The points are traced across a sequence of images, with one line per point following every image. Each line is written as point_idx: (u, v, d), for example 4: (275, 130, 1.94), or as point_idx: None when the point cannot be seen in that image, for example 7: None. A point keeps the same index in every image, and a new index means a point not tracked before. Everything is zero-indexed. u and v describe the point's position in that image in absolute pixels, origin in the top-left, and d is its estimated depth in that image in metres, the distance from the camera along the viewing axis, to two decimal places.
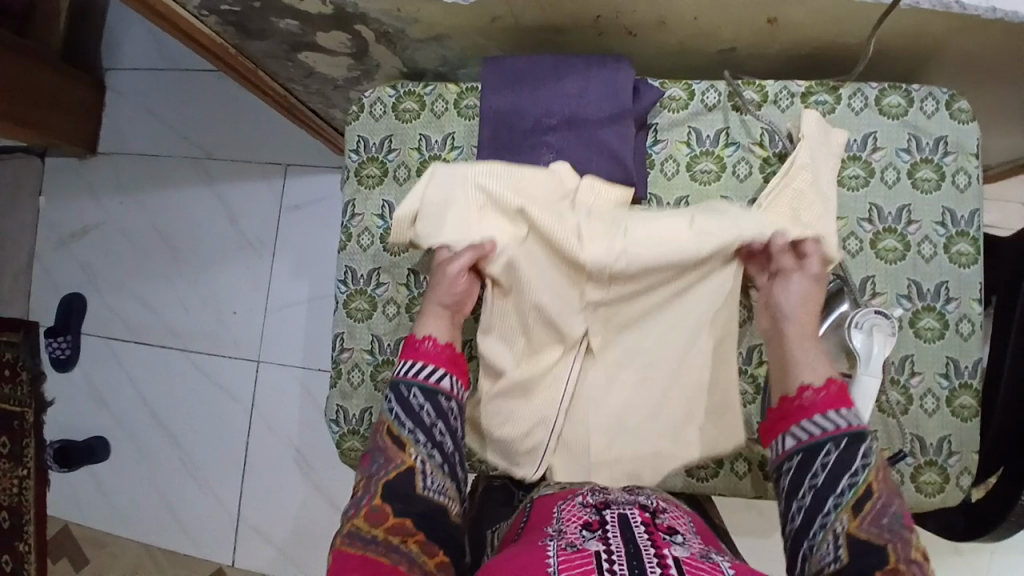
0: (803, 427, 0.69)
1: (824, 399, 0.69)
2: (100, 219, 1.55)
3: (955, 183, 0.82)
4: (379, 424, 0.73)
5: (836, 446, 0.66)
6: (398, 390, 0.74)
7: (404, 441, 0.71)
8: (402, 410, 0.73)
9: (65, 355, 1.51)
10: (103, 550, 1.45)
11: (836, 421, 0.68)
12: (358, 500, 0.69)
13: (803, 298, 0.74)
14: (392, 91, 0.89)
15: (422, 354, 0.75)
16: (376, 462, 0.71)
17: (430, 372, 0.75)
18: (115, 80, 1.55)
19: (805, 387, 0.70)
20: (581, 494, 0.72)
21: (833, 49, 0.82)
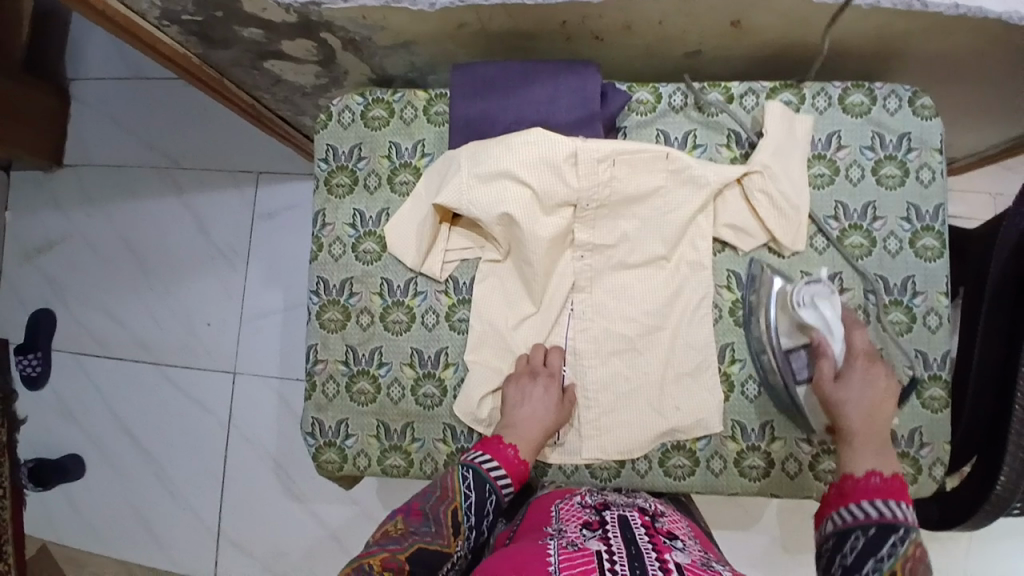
0: (841, 512, 0.65)
1: (864, 487, 0.65)
2: (68, 232, 1.52)
3: (918, 178, 0.83)
4: (446, 495, 0.71)
5: (864, 532, 0.62)
6: (481, 483, 0.73)
7: (461, 531, 0.70)
8: (476, 503, 0.72)
9: (35, 373, 1.48)
10: (81, 570, 1.42)
11: (876, 509, 0.63)
12: (384, 542, 0.66)
13: (875, 396, 0.71)
14: (361, 98, 0.88)
15: (506, 462, 0.75)
16: (426, 524, 0.69)
17: (504, 482, 0.75)
18: (79, 90, 1.52)
19: (873, 472, 0.66)
20: (578, 495, 0.76)
21: (796, 49, 0.83)
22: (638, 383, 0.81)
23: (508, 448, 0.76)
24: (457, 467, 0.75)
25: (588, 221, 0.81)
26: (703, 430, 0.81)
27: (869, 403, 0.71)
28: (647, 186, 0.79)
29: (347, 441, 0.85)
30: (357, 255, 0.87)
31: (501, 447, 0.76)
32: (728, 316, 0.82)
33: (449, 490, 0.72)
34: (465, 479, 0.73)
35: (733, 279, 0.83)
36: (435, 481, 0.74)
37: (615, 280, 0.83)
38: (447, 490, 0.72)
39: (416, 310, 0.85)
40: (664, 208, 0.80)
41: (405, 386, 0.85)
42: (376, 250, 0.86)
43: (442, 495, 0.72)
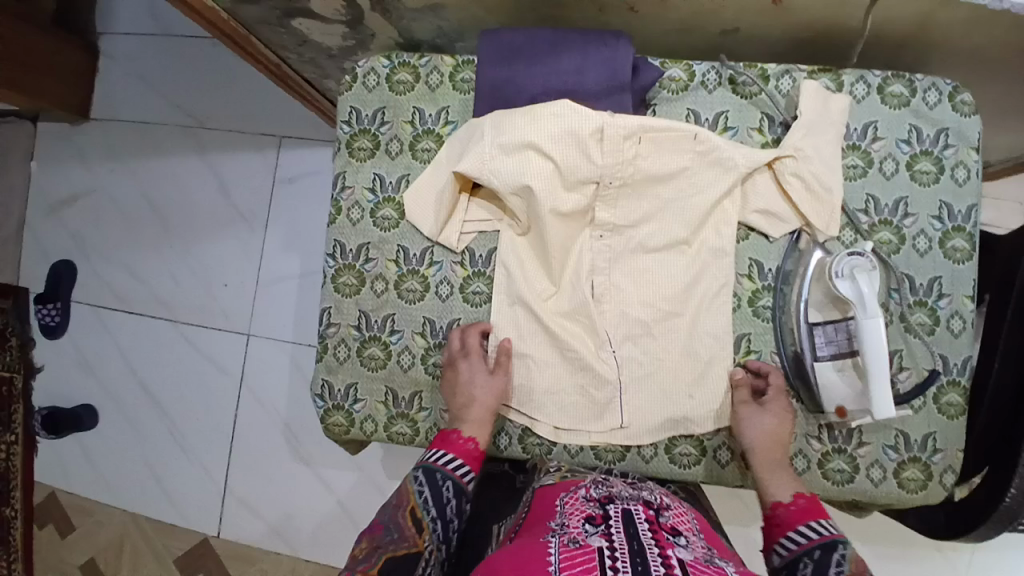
0: (783, 543, 0.68)
1: (793, 513, 0.69)
2: (92, 186, 1.53)
3: (953, 177, 0.81)
4: (401, 501, 0.71)
5: (812, 557, 0.64)
6: (433, 475, 0.72)
7: (424, 526, 0.69)
8: (432, 496, 0.71)
9: (53, 323, 1.50)
10: (90, 518, 1.45)
11: (814, 532, 0.66)
12: (355, 563, 0.65)
13: (781, 425, 0.76)
14: (387, 61, 0.87)
15: (456, 448, 0.75)
16: (389, 534, 0.68)
17: (463, 470, 0.74)
18: (108, 45, 1.52)
19: (777, 502, 0.71)
20: (583, 488, 0.73)
21: (836, 33, 0.80)
22: (650, 367, 0.80)
23: (454, 433, 0.77)
24: (409, 470, 0.74)
25: (610, 199, 0.79)
26: (714, 418, 0.80)
27: (777, 429, 0.75)
28: (675, 166, 0.77)
29: (355, 406, 0.85)
30: (375, 221, 0.86)
31: (447, 436, 0.77)
32: (748, 306, 0.81)
33: (403, 496, 0.71)
34: (417, 479, 0.72)
35: (755, 267, 0.81)
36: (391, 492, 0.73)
37: (634, 261, 0.81)
38: (401, 497, 0.71)
39: (431, 280, 0.85)
40: (689, 191, 0.78)
41: (415, 355, 0.84)
42: (394, 217, 0.86)
43: (398, 502, 0.71)
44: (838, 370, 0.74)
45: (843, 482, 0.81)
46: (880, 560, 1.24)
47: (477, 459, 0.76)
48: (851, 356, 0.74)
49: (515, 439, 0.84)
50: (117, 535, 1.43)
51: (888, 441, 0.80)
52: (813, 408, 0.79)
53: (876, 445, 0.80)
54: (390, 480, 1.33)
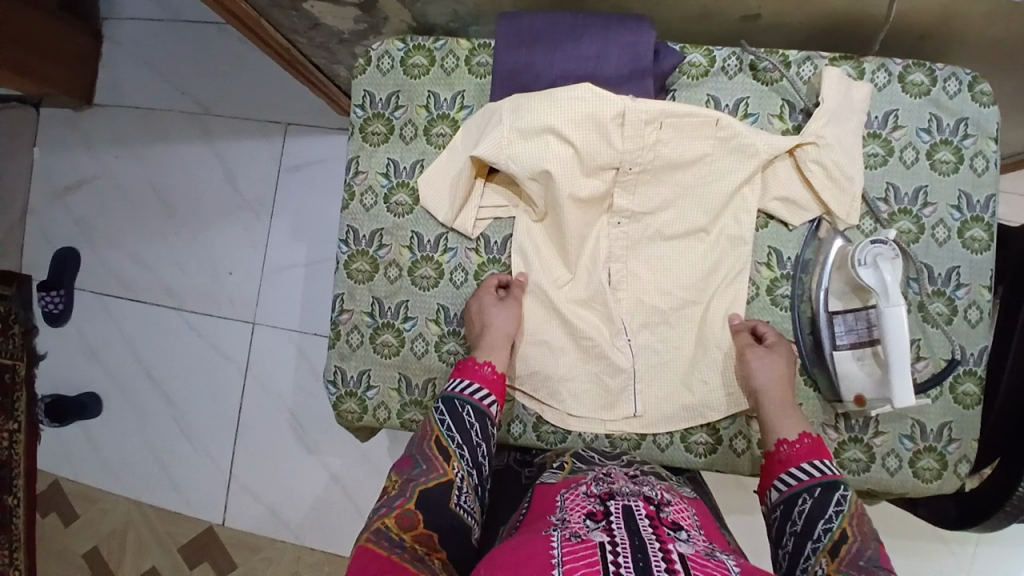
0: (781, 480, 0.68)
1: (797, 452, 0.69)
2: (95, 172, 1.51)
3: (973, 166, 0.80)
4: (426, 434, 0.71)
5: (809, 495, 0.65)
6: (453, 405, 0.73)
7: (452, 453, 0.69)
8: (455, 424, 0.71)
9: (57, 310, 1.49)
10: (93, 506, 1.45)
11: (816, 470, 0.67)
12: (390, 500, 0.66)
13: (787, 368, 0.75)
14: (402, 45, 0.86)
15: (474, 374, 0.75)
16: (419, 467, 0.68)
17: (486, 397, 0.74)
18: (112, 30, 1.50)
19: (782, 441, 0.71)
20: (584, 484, 0.72)
21: (858, 21, 0.79)
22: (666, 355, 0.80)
23: (475, 360, 0.76)
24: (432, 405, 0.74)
25: (628, 186, 0.79)
26: (730, 406, 0.79)
27: (782, 372, 0.74)
28: (693, 154, 0.76)
29: (368, 392, 0.85)
30: (388, 207, 0.85)
31: (466, 363, 0.77)
32: (765, 294, 0.80)
33: (428, 429, 0.72)
34: (439, 412, 0.73)
35: (774, 256, 0.80)
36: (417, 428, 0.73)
37: (650, 249, 0.81)
38: (425, 430, 0.72)
39: (445, 266, 0.84)
40: (706, 179, 0.78)
41: (429, 342, 0.84)
42: (409, 203, 0.85)
43: (423, 435, 0.71)
44: (858, 359, 0.74)
45: (859, 471, 0.80)
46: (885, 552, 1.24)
47: (496, 382, 0.76)
48: (871, 346, 0.73)
49: (529, 426, 0.84)
50: (120, 522, 1.43)
51: (904, 431, 0.80)
52: (830, 397, 0.79)
53: (891, 434, 0.80)
54: None
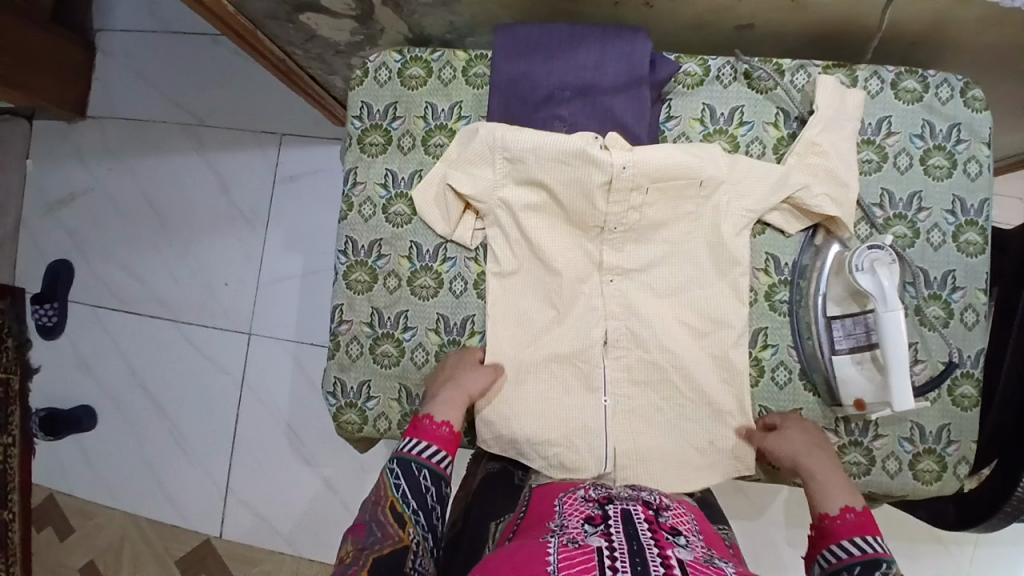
0: (828, 553, 0.66)
1: (841, 526, 0.66)
2: (89, 184, 1.51)
3: (966, 171, 0.80)
4: (380, 497, 0.68)
5: (853, 574, 0.63)
6: (408, 466, 0.70)
7: (406, 519, 0.67)
8: (410, 487, 0.69)
9: (51, 323, 1.48)
10: (89, 520, 1.43)
11: (860, 547, 0.64)
12: (343, 571, 0.63)
13: (812, 440, 0.75)
14: (399, 56, 0.86)
15: (429, 435, 0.73)
16: (372, 534, 0.66)
17: (438, 457, 0.72)
18: (106, 42, 1.50)
19: (845, 509, 0.68)
20: (582, 488, 0.73)
21: (850, 29, 0.81)
22: (667, 363, 0.79)
23: (426, 417, 0.74)
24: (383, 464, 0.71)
25: (626, 193, 0.79)
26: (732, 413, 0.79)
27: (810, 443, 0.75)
28: (690, 162, 0.76)
29: (368, 403, 0.84)
30: (387, 217, 0.85)
31: (418, 421, 0.74)
32: (764, 300, 0.81)
33: (380, 492, 0.69)
34: (392, 471, 0.70)
35: (772, 262, 0.81)
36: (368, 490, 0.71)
37: (647, 257, 0.81)
38: (378, 493, 0.69)
39: (444, 276, 0.84)
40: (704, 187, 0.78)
41: (429, 352, 0.84)
42: (407, 213, 0.85)
43: (376, 499, 0.69)
44: (856, 364, 0.75)
45: (859, 474, 0.81)
46: None
47: (454, 444, 0.74)
48: (869, 350, 0.74)
49: None
50: (116, 537, 1.42)
51: (903, 433, 0.80)
52: (830, 402, 0.79)
53: (890, 438, 0.80)
54: None
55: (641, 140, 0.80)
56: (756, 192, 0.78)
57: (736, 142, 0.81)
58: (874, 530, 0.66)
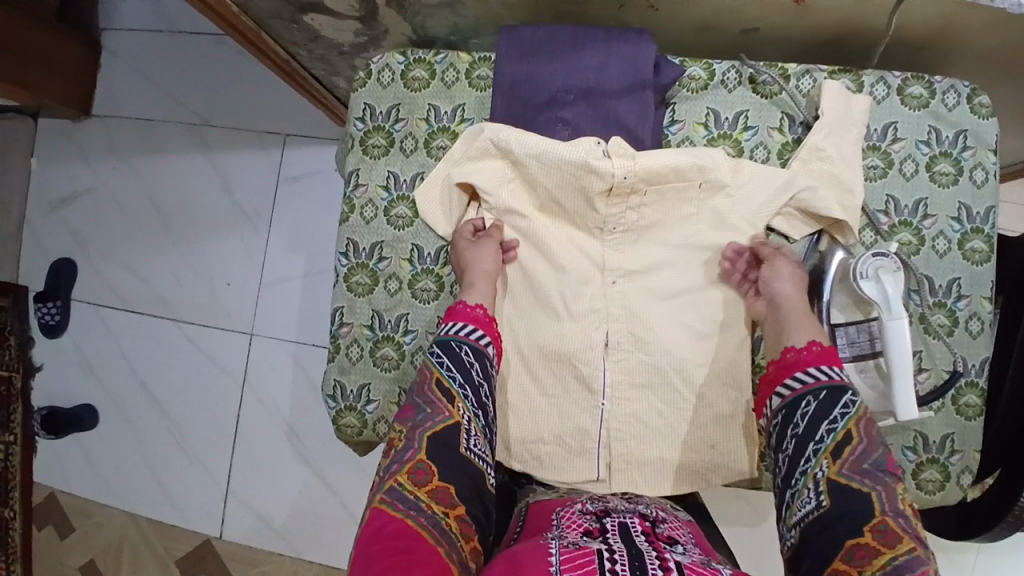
0: (786, 384, 0.69)
1: (806, 356, 0.69)
2: (93, 184, 1.51)
3: (972, 178, 0.80)
4: (425, 376, 0.71)
5: (814, 398, 0.66)
6: (449, 345, 0.73)
7: (455, 394, 0.69)
8: (453, 362, 0.71)
9: (53, 322, 1.48)
10: (89, 519, 1.43)
11: (826, 374, 0.67)
12: (399, 455, 0.65)
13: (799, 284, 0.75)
14: (402, 57, 0.86)
15: (465, 316, 0.75)
16: (422, 413, 0.68)
17: (480, 336, 0.74)
18: (111, 42, 1.50)
19: (789, 348, 0.70)
20: (579, 502, 0.73)
21: (856, 34, 0.80)
22: (668, 369, 0.79)
23: (460, 303, 0.77)
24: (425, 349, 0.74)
25: (628, 197, 0.78)
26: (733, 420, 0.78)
27: (797, 286, 0.75)
28: (694, 166, 0.76)
29: (368, 407, 0.84)
30: (389, 219, 0.85)
31: (455, 308, 0.77)
32: None
33: (426, 373, 0.71)
34: (434, 353, 0.73)
35: None
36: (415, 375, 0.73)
37: (649, 261, 0.80)
38: (423, 374, 0.71)
39: (446, 279, 0.84)
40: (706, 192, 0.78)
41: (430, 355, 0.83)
42: (409, 215, 0.84)
43: (422, 379, 0.71)
44: (860, 372, 0.74)
45: None
46: None
47: (489, 322, 0.76)
48: (873, 358, 0.73)
49: None
50: (116, 536, 1.41)
51: (906, 442, 0.80)
52: None
53: (893, 447, 0.80)
54: None
55: (645, 145, 0.79)
56: (759, 197, 0.78)
57: (741, 147, 0.81)
58: (837, 364, 0.69)
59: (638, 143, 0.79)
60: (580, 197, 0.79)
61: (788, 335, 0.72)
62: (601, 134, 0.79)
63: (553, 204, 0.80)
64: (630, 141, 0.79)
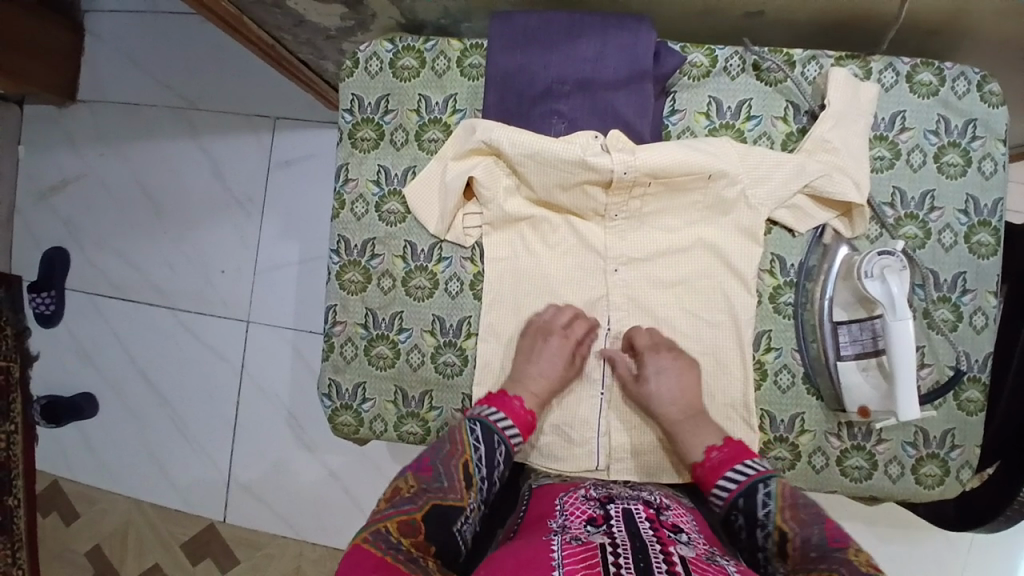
0: (717, 491, 0.68)
1: (710, 470, 0.69)
2: (81, 170, 1.48)
3: (980, 169, 0.77)
4: (456, 449, 0.68)
5: (738, 506, 0.65)
6: (489, 434, 0.70)
7: (472, 483, 0.67)
8: (486, 455, 0.69)
9: (49, 311, 1.47)
10: (94, 506, 1.44)
11: (745, 473, 0.67)
12: (399, 503, 0.63)
13: (675, 383, 0.74)
14: (390, 46, 0.83)
15: (514, 414, 0.73)
16: (439, 479, 0.65)
17: (514, 434, 0.73)
18: (93, 23, 1.45)
19: (711, 448, 0.71)
20: (582, 488, 0.73)
21: (864, 18, 0.76)
22: None
23: (516, 399, 0.74)
24: (462, 422, 0.72)
25: (627, 190, 0.76)
26: (733, 415, 0.77)
27: (673, 386, 0.74)
28: (695, 158, 0.74)
29: (364, 405, 0.83)
30: (381, 215, 0.83)
31: (506, 399, 0.74)
32: (769, 302, 0.78)
33: (457, 446, 0.69)
34: (473, 433, 0.70)
35: (777, 263, 0.78)
36: (442, 439, 0.71)
37: (648, 255, 0.79)
38: (454, 445, 0.69)
39: (440, 276, 0.82)
40: (707, 183, 0.75)
41: (425, 353, 0.82)
42: (401, 211, 0.82)
43: (451, 449, 0.68)
44: (862, 370, 0.73)
45: (861, 479, 0.79)
46: (884, 544, 1.20)
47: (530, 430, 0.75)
48: (875, 357, 0.72)
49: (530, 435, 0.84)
50: (121, 522, 1.43)
51: (906, 438, 0.78)
52: (834, 407, 0.77)
53: (894, 443, 0.78)
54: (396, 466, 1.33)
55: (644, 137, 0.76)
56: (761, 188, 0.75)
57: (743, 137, 0.78)
58: (745, 458, 0.69)
59: (637, 135, 0.76)
60: (577, 190, 0.76)
61: (687, 452, 0.73)
62: (598, 127, 0.76)
63: (549, 197, 0.78)
64: (628, 134, 0.76)
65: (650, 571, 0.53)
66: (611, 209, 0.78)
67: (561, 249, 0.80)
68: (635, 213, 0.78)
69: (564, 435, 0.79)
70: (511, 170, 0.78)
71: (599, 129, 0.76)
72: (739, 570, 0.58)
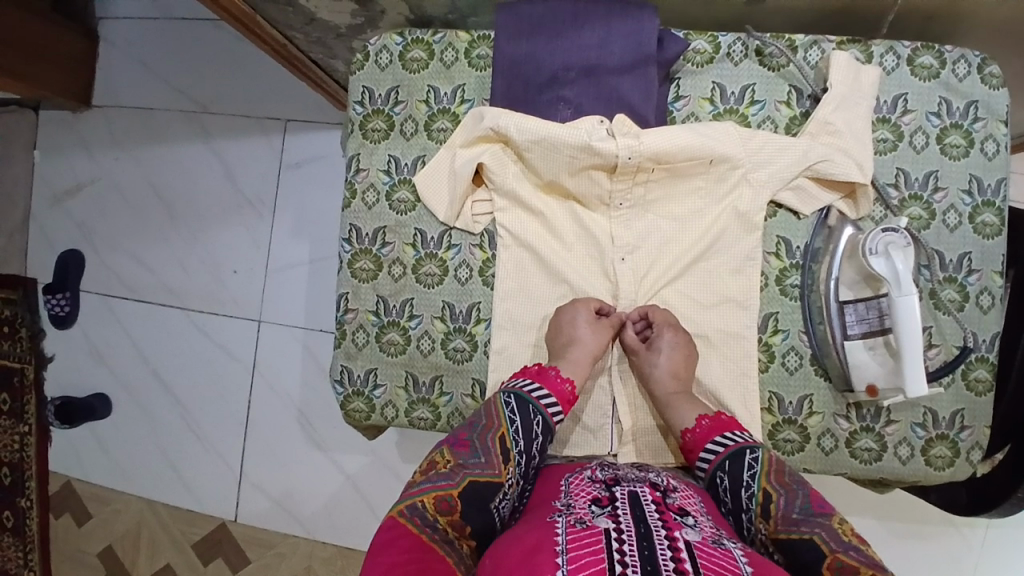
0: (700, 463, 0.69)
1: (699, 436, 0.70)
2: (95, 174, 1.51)
3: (983, 150, 0.78)
4: (492, 424, 0.69)
5: (722, 471, 0.66)
6: (525, 405, 0.70)
7: (510, 458, 0.67)
8: (523, 427, 0.69)
9: (63, 313, 1.48)
10: (106, 506, 1.45)
11: (731, 440, 0.68)
12: (436, 478, 0.64)
13: (677, 360, 0.75)
14: (399, 39, 0.85)
15: (554, 386, 0.73)
16: (475, 455, 0.66)
17: (554, 409, 0.72)
18: (107, 30, 1.49)
19: (685, 430, 0.72)
20: (589, 469, 0.72)
21: (865, 4, 0.78)
22: None
23: (551, 370, 0.74)
24: (499, 395, 0.72)
25: (630, 175, 0.77)
26: (741, 396, 0.78)
27: (673, 363, 0.74)
28: (699, 142, 0.75)
29: (375, 392, 0.84)
30: (391, 204, 0.84)
31: (545, 371, 0.74)
32: (775, 284, 0.79)
33: (494, 421, 0.69)
34: (508, 405, 0.70)
35: (783, 245, 0.79)
36: (479, 412, 0.71)
37: (653, 238, 0.80)
38: (491, 419, 0.69)
39: (449, 263, 0.83)
40: (708, 167, 0.77)
41: (435, 340, 0.83)
42: (410, 200, 0.84)
43: (488, 424, 0.69)
44: (869, 349, 0.73)
45: (871, 460, 0.78)
46: (896, 539, 1.19)
47: (569, 402, 0.74)
48: (882, 335, 0.72)
49: None
50: (133, 521, 1.44)
51: (916, 419, 0.78)
52: (842, 387, 0.77)
53: (903, 422, 0.78)
54: (405, 462, 1.33)
55: (649, 122, 0.78)
56: (763, 171, 0.77)
57: (747, 122, 0.79)
58: (735, 429, 0.70)
59: (641, 118, 0.78)
60: (583, 175, 0.78)
61: (676, 422, 0.73)
62: (602, 113, 0.78)
63: (556, 184, 0.80)
64: (633, 118, 0.78)
65: (656, 560, 0.52)
66: (615, 197, 0.80)
67: (568, 234, 0.81)
68: (639, 200, 0.80)
69: (578, 418, 0.81)
70: (518, 157, 0.80)
71: (603, 114, 0.78)
72: (747, 554, 0.57)
